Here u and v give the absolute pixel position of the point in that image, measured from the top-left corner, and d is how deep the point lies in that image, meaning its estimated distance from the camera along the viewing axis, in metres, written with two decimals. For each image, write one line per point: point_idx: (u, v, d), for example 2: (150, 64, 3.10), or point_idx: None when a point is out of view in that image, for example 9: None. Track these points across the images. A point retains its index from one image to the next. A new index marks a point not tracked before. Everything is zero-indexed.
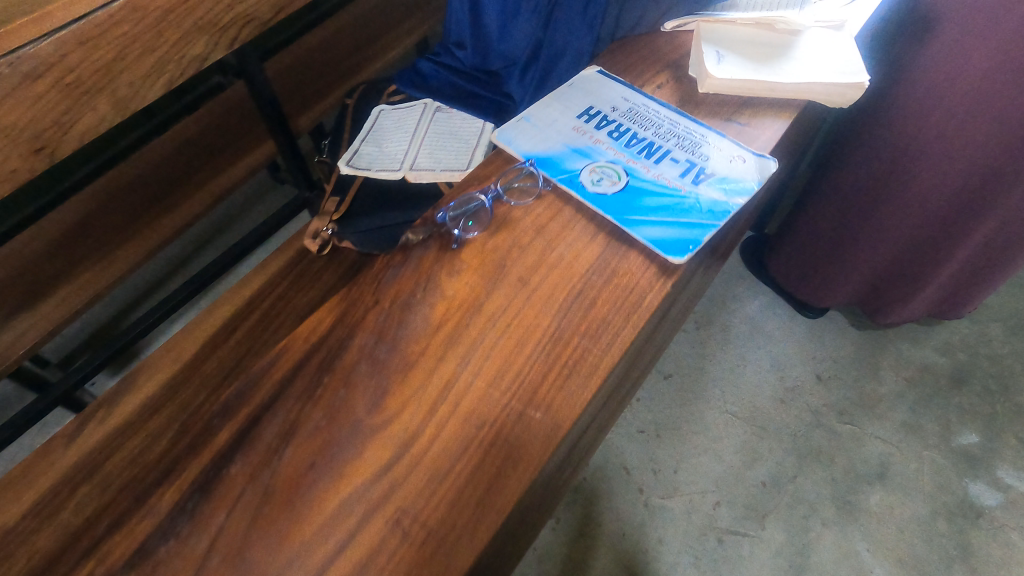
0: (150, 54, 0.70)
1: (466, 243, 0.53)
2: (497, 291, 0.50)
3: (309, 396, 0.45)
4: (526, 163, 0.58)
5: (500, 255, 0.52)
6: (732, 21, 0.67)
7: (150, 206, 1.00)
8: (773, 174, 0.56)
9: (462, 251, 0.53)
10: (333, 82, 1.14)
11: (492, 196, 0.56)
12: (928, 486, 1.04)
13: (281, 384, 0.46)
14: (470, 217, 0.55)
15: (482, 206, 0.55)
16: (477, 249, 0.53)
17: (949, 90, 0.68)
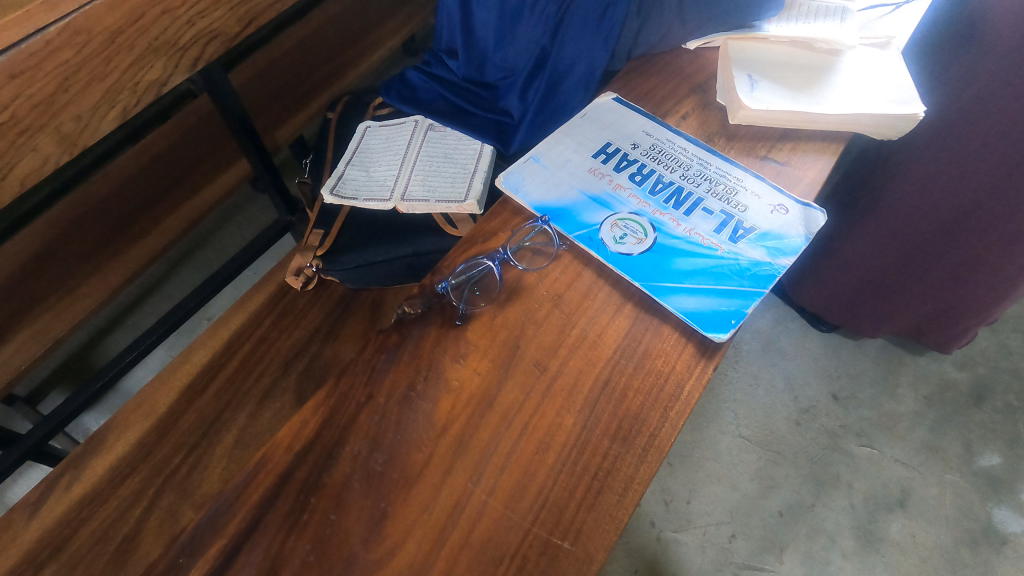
0: (99, 82, 0.60)
1: (472, 318, 0.46)
2: (512, 382, 0.43)
3: (294, 523, 0.38)
4: (542, 222, 0.50)
5: (512, 335, 0.45)
6: (767, 38, 0.60)
7: (115, 235, 0.91)
8: (821, 226, 0.49)
9: (468, 328, 0.45)
10: (312, 90, 1.04)
11: (501, 261, 0.48)
12: (951, 512, 1.00)
13: (259, 507, 0.38)
14: (475, 284, 0.47)
15: (489, 271, 0.48)
16: (486, 325, 0.45)
17: (1000, 135, 0.62)
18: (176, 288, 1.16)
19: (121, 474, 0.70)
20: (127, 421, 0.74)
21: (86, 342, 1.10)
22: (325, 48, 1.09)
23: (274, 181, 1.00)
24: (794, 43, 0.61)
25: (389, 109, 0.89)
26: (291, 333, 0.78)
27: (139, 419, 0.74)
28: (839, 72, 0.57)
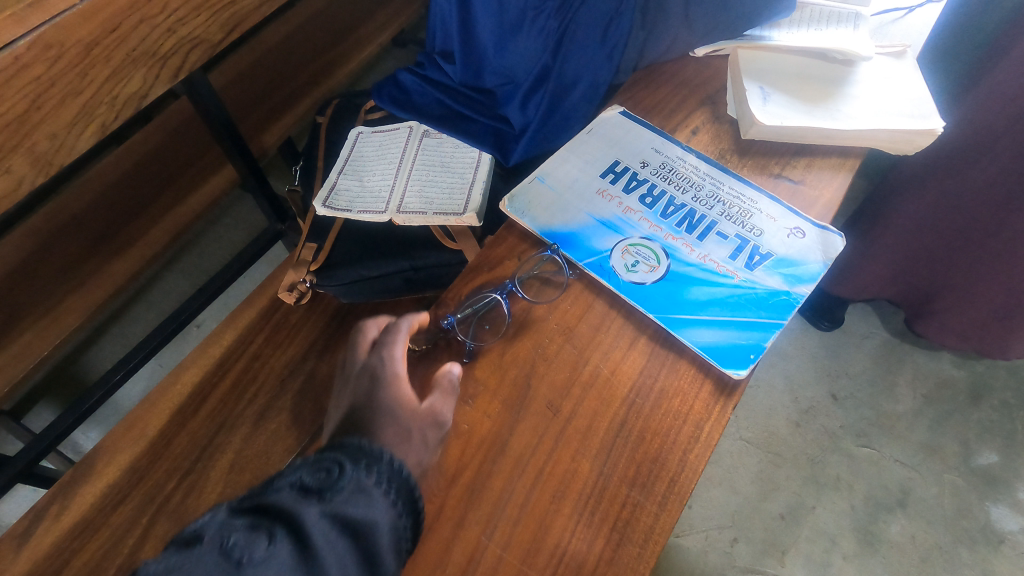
0: (75, 97, 0.57)
1: (480, 353, 0.44)
2: (525, 426, 0.41)
3: None
4: (552, 251, 0.48)
5: (525, 375, 0.43)
6: (777, 48, 0.58)
7: (99, 247, 0.87)
8: (839, 250, 0.48)
9: (475, 365, 0.43)
10: (299, 91, 1.00)
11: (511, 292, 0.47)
12: (949, 512, 1.00)
13: None
14: (483, 318, 0.45)
15: (497, 304, 0.46)
16: (494, 362, 0.43)
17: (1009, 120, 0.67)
18: (164, 296, 1.13)
19: (111, 503, 0.67)
20: (116, 446, 0.70)
21: (72, 353, 1.07)
22: (312, 45, 1.04)
23: (262, 188, 0.96)
24: (806, 53, 0.59)
25: (381, 114, 0.85)
26: (286, 351, 0.75)
27: (129, 444, 0.70)
28: (853, 86, 0.56)
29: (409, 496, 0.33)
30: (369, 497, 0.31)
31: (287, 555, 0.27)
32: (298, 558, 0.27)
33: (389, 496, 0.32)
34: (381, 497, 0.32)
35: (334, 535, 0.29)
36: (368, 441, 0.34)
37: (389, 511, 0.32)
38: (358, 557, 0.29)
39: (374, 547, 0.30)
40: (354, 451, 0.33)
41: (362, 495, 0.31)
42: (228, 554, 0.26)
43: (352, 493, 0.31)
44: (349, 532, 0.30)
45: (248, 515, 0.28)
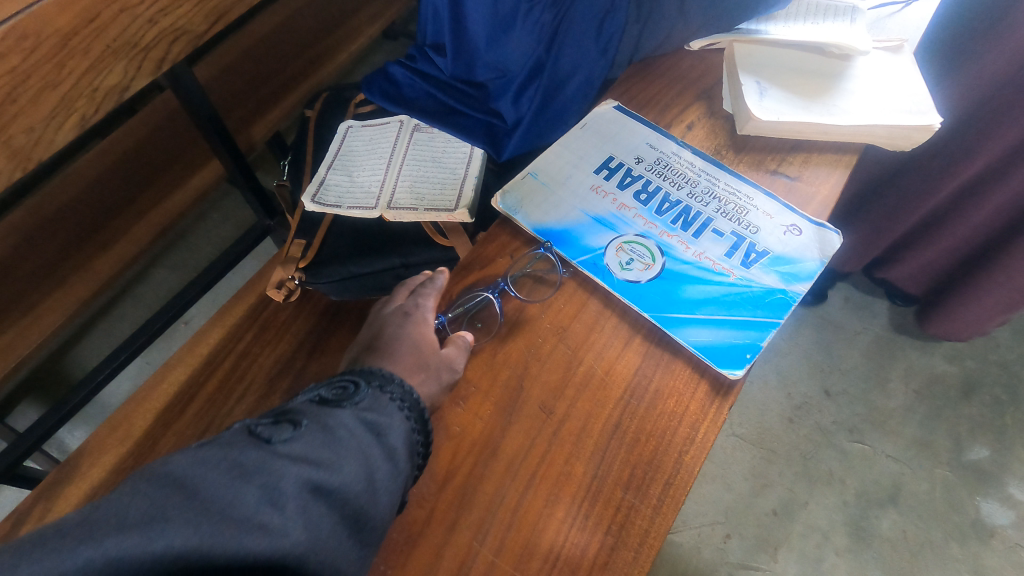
0: (53, 89, 0.55)
1: (472, 354, 0.43)
2: (520, 428, 0.40)
3: None
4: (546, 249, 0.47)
5: (520, 375, 0.42)
6: (773, 42, 0.58)
7: (83, 242, 0.85)
8: (836, 248, 0.47)
9: (467, 366, 0.42)
10: (288, 84, 0.99)
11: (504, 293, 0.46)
12: (940, 507, 1.01)
13: None
14: (474, 316, 0.45)
15: (489, 302, 0.45)
16: (486, 363, 0.42)
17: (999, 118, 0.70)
18: (151, 293, 1.11)
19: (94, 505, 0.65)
20: (100, 447, 0.67)
21: (57, 351, 1.05)
22: (300, 37, 1.02)
23: (249, 182, 0.94)
24: (804, 46, 0.58)
25: (371, 107, 0.84)
26: (275, 349, 0.71)
27: (113, 445, 0.67)
28: (849, 81, 0.55)
29: (417, 407, 0.37)
30: (380, 404, 0.36)
31: (312, 437, 0.31)
32: (324, 438, 0.31)
33: (399, 405, 0.36)
34: (393, 406, 0.36)
35: (353, 426, 0.33)
36: (380, 367, 0.39)
37: (400, 417, 0.36)
38: (377, 446, 0.33)
39: (390, 441, 0.34)
40: (366, 373, 0.38)
41: (374, 402, 0.36)
42: (260, 434, 0.30)
43: (365, 400, 0.35)
44: (366, 426, 0.34)
45: (275, 415, 0.33)
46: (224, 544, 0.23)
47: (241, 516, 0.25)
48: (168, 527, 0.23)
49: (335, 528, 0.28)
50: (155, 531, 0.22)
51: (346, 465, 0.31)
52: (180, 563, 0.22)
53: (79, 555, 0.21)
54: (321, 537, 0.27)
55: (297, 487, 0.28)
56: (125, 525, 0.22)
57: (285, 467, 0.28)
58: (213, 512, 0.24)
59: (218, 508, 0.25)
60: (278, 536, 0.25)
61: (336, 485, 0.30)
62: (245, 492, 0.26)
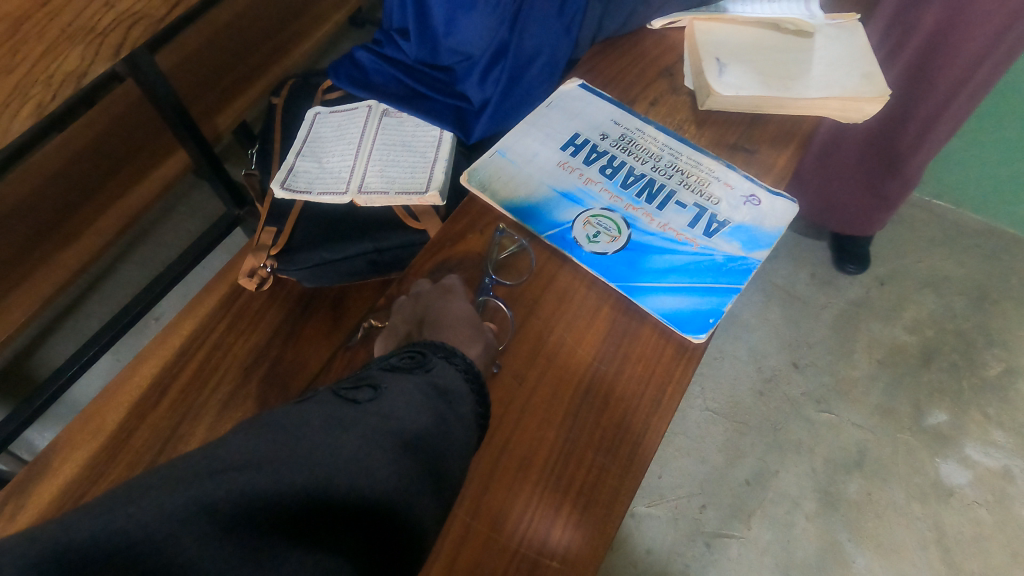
0: (6, 76, 0.54)
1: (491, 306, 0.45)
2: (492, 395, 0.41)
3: None
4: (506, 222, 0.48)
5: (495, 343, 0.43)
6: (734, 20, 0.61)
7: (45, 237, 0.83)
8: (793, 217, 0.49)
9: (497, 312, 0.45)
10: (253, 72, 0.97)
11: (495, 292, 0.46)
12: (903, 469, 1.05)
13: None
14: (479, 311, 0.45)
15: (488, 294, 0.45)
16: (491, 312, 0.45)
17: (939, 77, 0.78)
18: (120, 289, 1.09)
19: (70, 500, 0.64)
20: (72, 444, 0.66)
21: (22, 351, 1.03)
22: (264, 23, 1.00)
23: (217, 172, 0.92)
24: (761, 23, 0.61)
25: (339, 93, 0.83)
26: (249, 338, 0.71)
27: (85, 440, 0.66)
28: (802, 56, 0.58)
29: (479, 379, 0.37)
30: (449, 373, 0.35)
31: (391, 398, 0.31)
32: (401, 399, 0.31)
33: (464, 372, 0.36)
34: (458, 372, 0.36)
35: (427, 390, 0.33)
36: (442, 340, 0.38)
37: (464, 384, 0.35)
38: (447, 410, 0.33)
39: (459, 406, 0.34)
40: (433, 344, 0.38)
41: (440, 368, 0.35)
42: (346, 397, 0.31)
43: (432, 367, 0.35)
44: (436, 391, 0.34)
45: (353, 382, 0.33)
46: (330, 488, 0.25)
47: (341, 463, 0.26)
48: (285, 468, 0.24)
49: (420, 481, 0.28)
50: (277, 471, 0.24)
51: (420, 422, 0.31)
52: (298, 498, 0.24)
53: (210, 487, 0.22)
54: (406, 485, 0.27)
55: (384, 439, 0.28)
56: (246, 464, 0.24)
57: (371, 422, 0.28)
58: (318, 458, 0.25)
59: (322, 452, 0.26)
60: (376, 484, 0.26)
61: (416, 442, 0.30)
62: (344, 442, 0.27)
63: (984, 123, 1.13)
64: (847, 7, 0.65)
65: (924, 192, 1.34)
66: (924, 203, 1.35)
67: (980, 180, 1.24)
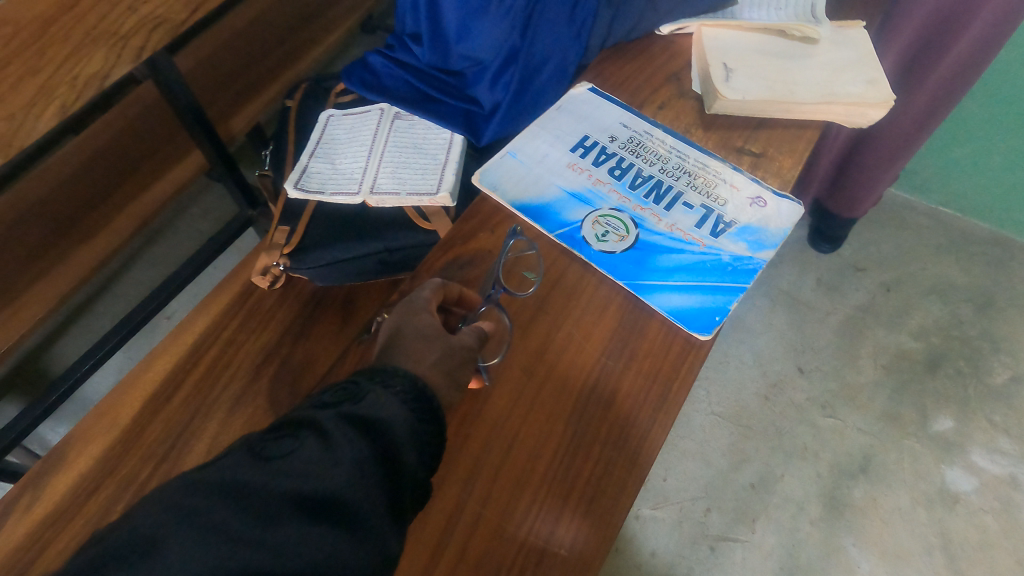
0: (32, 77, 0.55)
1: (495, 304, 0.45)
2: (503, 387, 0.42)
3: None
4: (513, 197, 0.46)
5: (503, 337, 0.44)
6: (740, 26, 0.62)
7: (62, 235, 0.85)
8: (799, 218, 0.50)
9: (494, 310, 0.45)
10: (267, 75, 0.99)
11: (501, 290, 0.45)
12: (909, 475, 1.05)
13: None
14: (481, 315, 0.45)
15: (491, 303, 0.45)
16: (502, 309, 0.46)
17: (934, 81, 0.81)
18: (133, 288, 1.11)
19: (86, 492, 0.64)
20: (87, 437, 0.67)
21: (37, 348, 1.04)
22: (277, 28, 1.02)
23: (231, 173, 0.94)
24: (766, 31, 0.62)
25: (351, 96, 0.85)
26: (260, 336, 0.72)
27: (99, 434, 0.67)
28: (808, 61, 0.59)
29: (416, 404, 0.36)
30: (381, 403, 0.35)
31: (307, 446, 0.31)
32: (316, 447, 0.31)
33: (399, 404, 0.35)
34: (394, 402, 0.35)
35: (348, 430, 0.33)
36: (382, 366, 0.38)
37: (399, 417, 0.35)
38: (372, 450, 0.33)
39: (390, 438, 0.34)
40: (371, 373, 0.37)
41: (374, 401, 0.35)
42: (264, 451, 0.32)
43: (365, 399, 0.35)
44: (362, 427, 0.33)
45: (285, 426, 0.34)
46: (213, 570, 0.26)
47: (230, 541, 0.27)
48: (166, 555, 0.26)
49: (329, 540, 0.28)
50: (159, 558, 0.26)
51: (338, 469, 0.31)
52: None
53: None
54: (308, 548, 0.28)
55: (281, 505, 0.29)
56: (136, 553, 0.26)
57: (271, 485, 0.29)
58: (207, 538, 0.27)
59: (211, 530, 0.27)
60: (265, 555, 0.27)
61: (325, 496, 0.30)
62: (234, 516, 0.28)
63: (990, 131, 1.14)
64: (853, 14, 0.66)
65: (930, 199, 1.35)
66: (930, 210, 1.35)
67: (986, 188, 1.25)
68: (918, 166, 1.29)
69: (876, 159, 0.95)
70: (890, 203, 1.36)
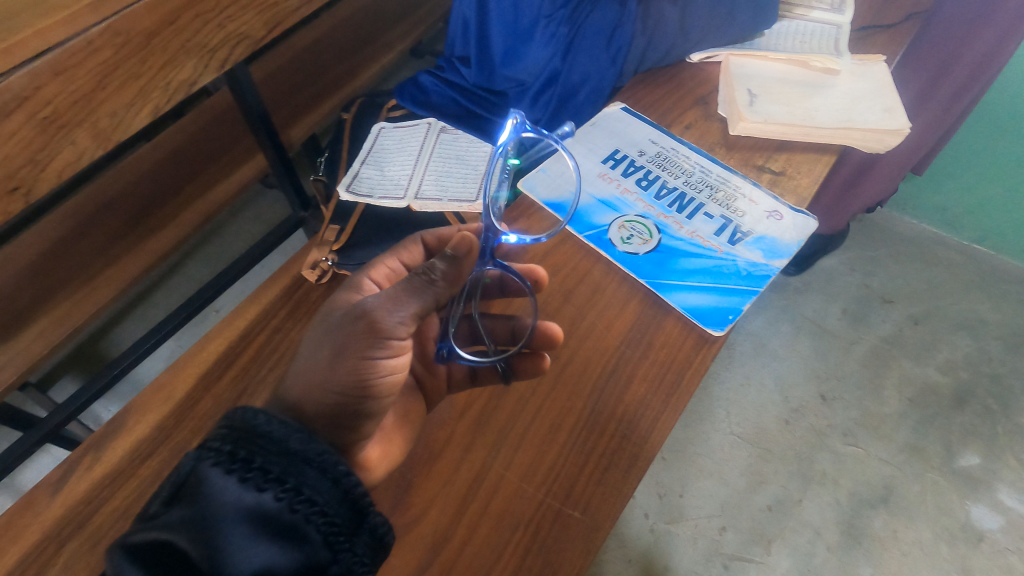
0: (134, 81, 0.64)
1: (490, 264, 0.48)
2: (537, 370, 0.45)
3: None
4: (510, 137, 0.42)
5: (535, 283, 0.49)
6: (765, 57, 0.67)
7: (135, 225, 0.93)
8: (813, 232, 0.54)
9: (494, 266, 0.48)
10: (325, 90, 1.08)
11: (503, 235, 0.47)
12: (931, 508, 1.04)
13: None
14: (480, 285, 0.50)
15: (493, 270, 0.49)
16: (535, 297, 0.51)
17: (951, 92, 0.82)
18: (189, 280, 1.20)
19: (138, 457, 0.58)
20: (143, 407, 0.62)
21: (97, 332, 1.13)
22: (337, 50, 1.12)
23: (289, 177, 1.02)
24: (791, 62, 0.67)
25: (402, 111, 0.92)
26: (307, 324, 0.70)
27: (156, 404, 0.62)
28: (829, 90, 0.63)
29: (261, 478, 0.31)
30: (211, 497, 0.30)
31: None
32: None
33: (241, 482, 0.31)
34: (229, 479, 0.31)
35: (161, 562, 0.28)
36: (220, 433, 0.33)
37: (244, 496, 0.30)
38: (203, 558, 0.28)
39: (221, 542, 0.29)
40: (203, 453, 0.32)
41: (201, 492, 0.30)
42: None
43: (191, 494, 0.30)
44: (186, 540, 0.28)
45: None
46: None
47: None
48: None
49: None
50: None
51: None
52: None
53: None
54: None
55: None
56: None
57: None
58: None
59: None
60: None
61: None
62: None
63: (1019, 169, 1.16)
64: (875, 49, 0.71)
65: (962, 235, 1.35)
66: (962, 246, 1.35)
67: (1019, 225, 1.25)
68: (948, 202, 1.30)
69: (847, 189, 1.00)
70: (920, 237, 1.37)
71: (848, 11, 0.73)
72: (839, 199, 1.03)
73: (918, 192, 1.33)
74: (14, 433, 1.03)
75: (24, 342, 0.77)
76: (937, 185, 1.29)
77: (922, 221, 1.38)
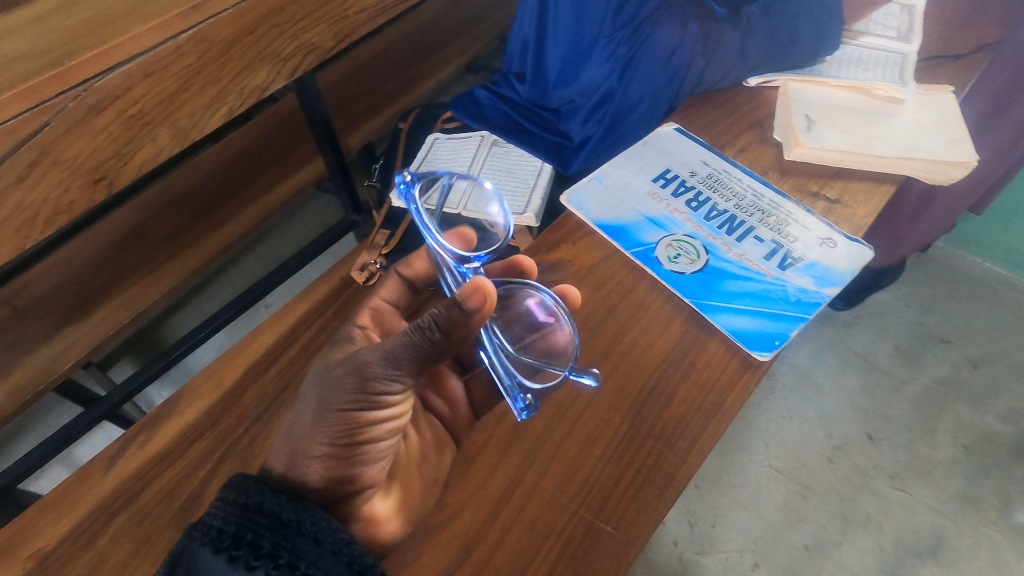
0: (212, 85, 0.68)
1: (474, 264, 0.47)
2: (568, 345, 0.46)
3: None
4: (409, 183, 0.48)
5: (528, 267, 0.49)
6: (825, 83, 0.67)
7: (200, 220, 0.98)
8: (868, 261, 0.52)
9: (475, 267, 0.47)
10: (384, 100, 1.12)
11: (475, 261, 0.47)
12: (984, 565, 0.98)
13: None
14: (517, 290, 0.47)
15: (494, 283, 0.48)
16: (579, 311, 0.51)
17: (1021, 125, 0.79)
18: (243, 275, 1.25)
19: (188, 439, 0.60)
20: (196, 391, 0.65)
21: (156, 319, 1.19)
22: (398, 62, 1.17)
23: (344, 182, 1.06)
24: (852, 90, 0.66)
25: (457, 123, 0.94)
26: None
27: (207, 391, 0.65)
28: (891, 119, 0.62)
29: (252, 552, 0.30)
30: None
31: None
32: None
33: (229, 560, 0.30)
34: (217, 558, 0.30)
35: None
36: (212, 510, 0.32)
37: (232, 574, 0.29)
38: None
39: None
40: (192, 534, 0.31)
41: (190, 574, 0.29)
42: None
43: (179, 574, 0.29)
44: None
45: None
46: None
47: None
48: None
49: None
50: None
51: None
52: None
53: None
54: None
55: None
56: None
57: None
58: None
59: None
60: None
61: None
62: None
63: None
64: (941, 79, 0.69)
65: None
66: None
67: None
68: (1017, 241, 1.24)
69: (902, 221, 0.96)
70: (984, 277, 1.30)
71: (915, 40, 0.72)
72: (894, 228, 0.99)
73: (984, 229, 1.27)
74: (74, 409, 1.09)
75: (92, 323, 0.82)
76: (1004, 223, 1.23)
77: (986, 260, 1.32)
